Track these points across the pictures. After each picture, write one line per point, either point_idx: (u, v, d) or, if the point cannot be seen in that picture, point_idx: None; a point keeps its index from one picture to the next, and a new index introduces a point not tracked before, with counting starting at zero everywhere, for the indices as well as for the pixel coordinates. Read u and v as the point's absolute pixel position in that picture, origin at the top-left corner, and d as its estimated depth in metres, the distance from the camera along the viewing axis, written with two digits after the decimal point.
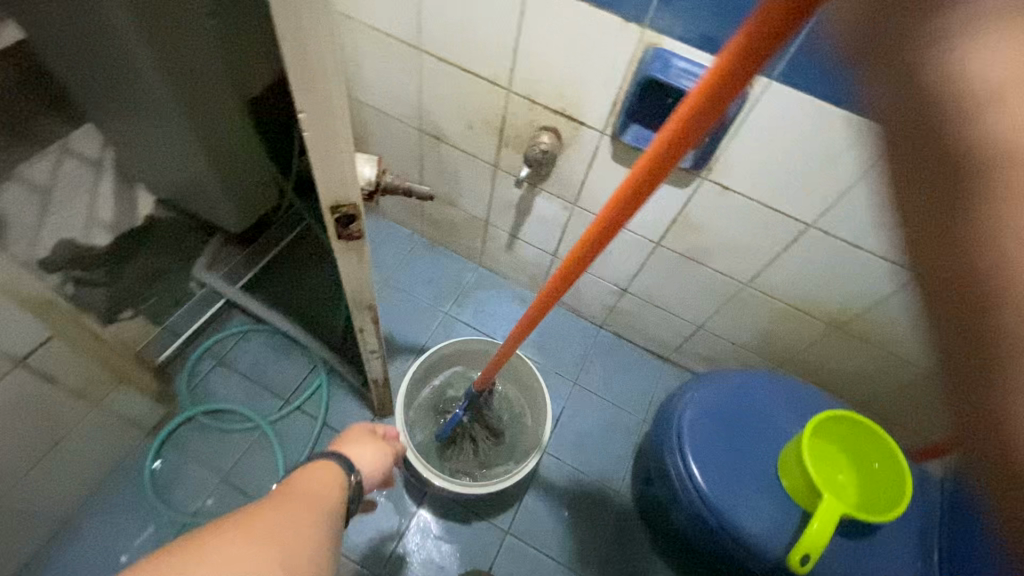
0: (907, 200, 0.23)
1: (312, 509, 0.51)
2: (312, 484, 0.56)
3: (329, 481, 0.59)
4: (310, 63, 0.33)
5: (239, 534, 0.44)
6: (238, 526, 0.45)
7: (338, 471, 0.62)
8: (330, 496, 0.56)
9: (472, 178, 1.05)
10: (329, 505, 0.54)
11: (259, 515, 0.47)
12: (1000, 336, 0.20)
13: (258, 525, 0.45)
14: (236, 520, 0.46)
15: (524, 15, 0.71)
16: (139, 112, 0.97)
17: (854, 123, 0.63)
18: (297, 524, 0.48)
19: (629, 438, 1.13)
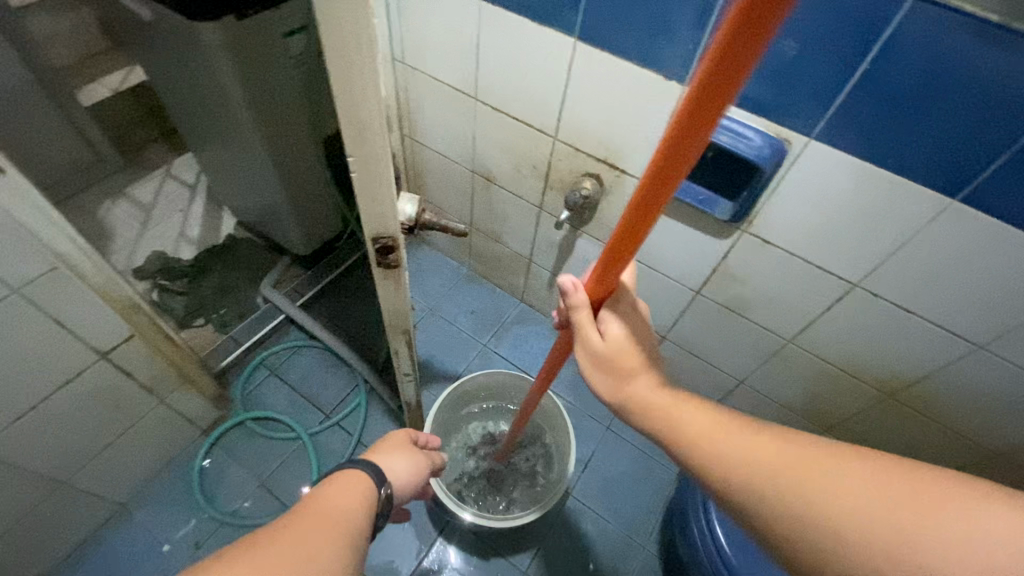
0: (715, 481, 0.45)
1: (332, 538, 0.46)
2: (335, 504, 0.51)
3: (357, 501, 0.54)
4: (360, 116, 0.39)
5: (242, 568, 0.40)
6: (245, 558, 0.41)
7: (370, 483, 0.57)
8: (356, 518, 0.51)
9: (518, 218, 1.09)
10: (353, 530, 0.49)
11: (273, 540, 0.44)
12: (790, 542, 0.40)
13: (264, 556, 0.42)
14: (246, 546, 0.43)
15: (570, 72, 0.77)
16: (231, 145, 1.10)
17: (901, 186, 0.61)
18: (307, 558, 0.43)
19: (660, 491, 1.09)
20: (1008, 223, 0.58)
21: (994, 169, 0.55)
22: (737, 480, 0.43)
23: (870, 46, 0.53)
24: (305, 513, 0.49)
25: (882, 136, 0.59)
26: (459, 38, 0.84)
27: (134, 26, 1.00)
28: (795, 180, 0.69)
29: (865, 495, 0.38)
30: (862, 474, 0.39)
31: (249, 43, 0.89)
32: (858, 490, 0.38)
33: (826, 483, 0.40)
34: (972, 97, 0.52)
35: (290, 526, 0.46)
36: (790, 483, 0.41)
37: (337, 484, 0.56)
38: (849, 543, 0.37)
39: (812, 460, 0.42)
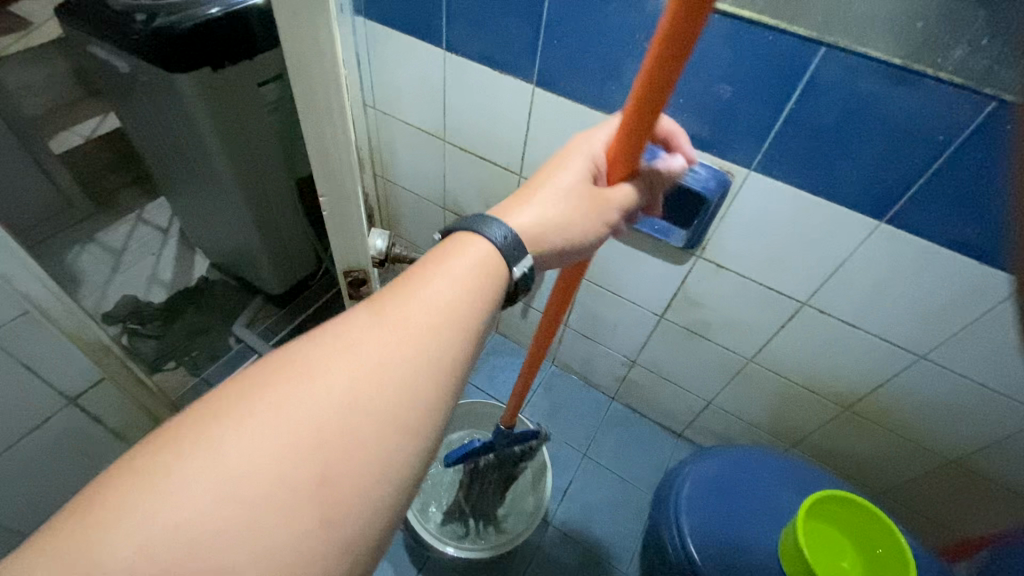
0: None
1: (395, 389, 0.36)
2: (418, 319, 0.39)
3: (444, 318, 0.40)
4: (331, 158, 0.42)
5: (271, 429, 0.32)
6: (277, 406, 0.33)
7: (491, 263, 0.44)
8: (437, 346, 0.39)
9: None
10: (430, 368, 0.38)
11: (319, 382, 0.35)
12: None
13: (303, 409, 0.33)
14: (280, 388, 0.34)
15: (530, 113, 0.82)
16: (204, 190, 1.13)
17: (833, 210, 0.67)
18: (359, 423, 0.34)
19: (639, 516, 1.10)
20: (930, 242, 0.64)
21: (910, 194, 0.61)
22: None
23: (793, 89, 0.60)
24: (372, 333, 0.38)
25: (813, 167, 0.65)
26: (427, 84, 0.90)
27: (111, 78, 1.04)
28: (741, 207, 0.74)
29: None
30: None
31: (224, 90, 0.93)
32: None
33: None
34: (882, 131, 0.58)
35: (342, 356, 0.36)
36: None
37: (430, 270, 0.42)
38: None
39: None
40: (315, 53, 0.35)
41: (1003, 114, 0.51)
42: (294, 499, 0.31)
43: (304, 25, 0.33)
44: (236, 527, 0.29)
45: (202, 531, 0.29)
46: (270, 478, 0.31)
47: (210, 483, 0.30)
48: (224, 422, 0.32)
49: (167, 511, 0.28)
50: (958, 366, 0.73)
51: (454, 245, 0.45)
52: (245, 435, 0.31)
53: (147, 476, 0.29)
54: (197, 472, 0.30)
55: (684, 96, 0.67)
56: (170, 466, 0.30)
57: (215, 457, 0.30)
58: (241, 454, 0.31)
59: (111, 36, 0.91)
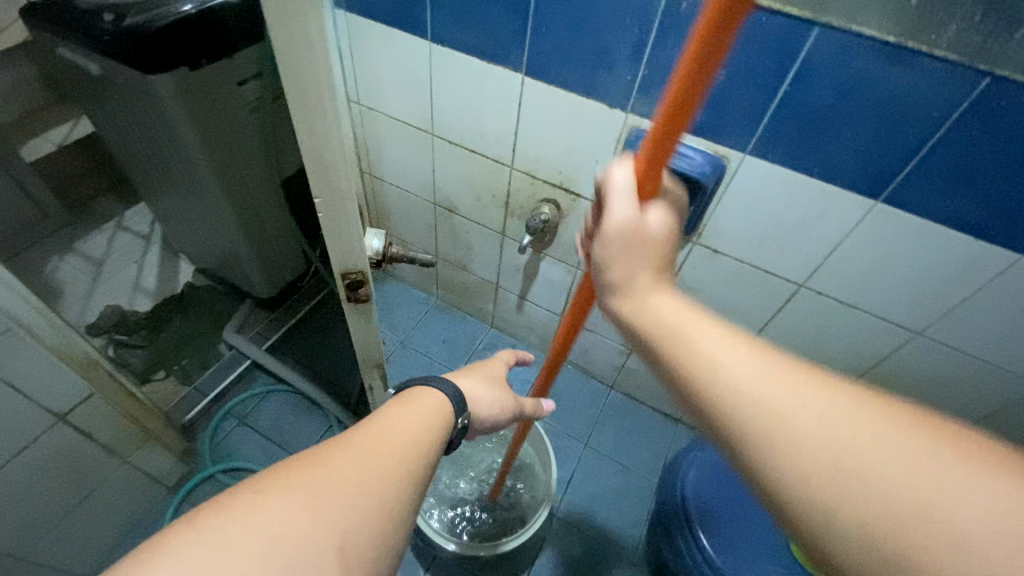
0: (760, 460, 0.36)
1: (398, 466, 0.40)
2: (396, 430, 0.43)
3: (424, 420, 0.46)
4: (324, 157, 0.41)
5: (297, 497, 0.34)
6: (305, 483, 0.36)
7: (444, 411, 0.49)
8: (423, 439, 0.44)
9: (482, 245, 1.12)
10: (422, 454, 0.43)
11: (324, 470, 0.37)
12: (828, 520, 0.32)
13: (322, 481, 0.36)
14: (298, 469, 0.36)
15: (520, 104, 0.81)
16: (186, 193, 1.10)
17: (828, 191, 0.67)
18: (372, 491, 0.37)
19: (642, 502, 1.11)
20: (924, 218, 0.64)
21: (905, 171, 0.61)
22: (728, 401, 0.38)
23: (787, 70, 0.59)
24: (367, 430, 0.42)
25: (808, 148, 0.65)
26: (413, 78, 0.88)
27: (80, 81, 1.00)
28: (735, 191, 0.74)
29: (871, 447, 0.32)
30: (896, 421, 0.34)
31: (204, 90, 0.90)
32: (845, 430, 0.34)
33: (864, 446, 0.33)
34: (875, 109, 0.58)
35: (349, 445, 0.40)
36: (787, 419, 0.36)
37: (403, 404, 0.47)
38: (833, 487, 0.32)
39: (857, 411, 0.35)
40: (305, 47, 0.34)
41: (997, 89, 0.52)
42: (321, 555, 0.32)
43: (291, 17, 0.32)
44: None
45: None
46: (299, 538, 0.32)
47: (246, 545, 0.31)
48: (252, 495, 0.34)
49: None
50: (953, 339, 0.74)
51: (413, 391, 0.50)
52: (273, 505, 0.33)
53: (185, 547, 0.30)
54: (234, 537, 0.31)
55: None
56: (207, 535, 0.31)
57: (250, 523, 0.32)
58: (274, 518, 0.33)
59: (77, 36, 0.87)
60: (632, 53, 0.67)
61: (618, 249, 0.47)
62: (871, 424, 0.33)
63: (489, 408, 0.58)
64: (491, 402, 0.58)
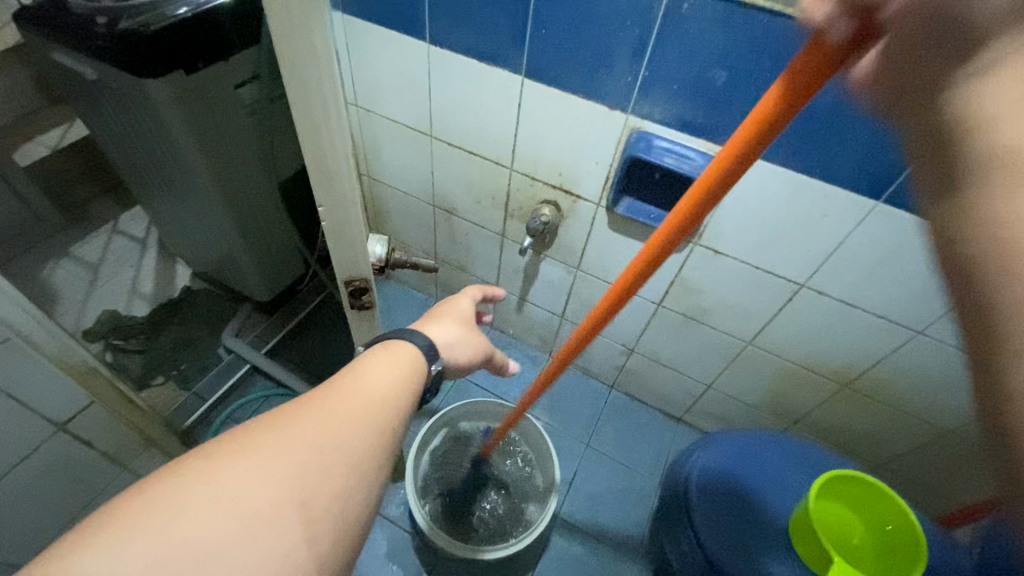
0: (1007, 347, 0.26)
1: (363, 429, 0.40)
2: (371, 384, 0.43)
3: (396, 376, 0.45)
4: (327, 163, 0.40)
5: (257, 463, 0.34)
6: (278, 443, 0.36)
7: (417, 364, 0.48)
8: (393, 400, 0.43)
9: (482, 247, 1.12)
10: (389, 416, 0.42)
11: (297, 428, 0.37)
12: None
13: (283, 446, 0.36)
14: (259, 432, 0.36)
15: (519, 106, 0.81)
16: (182, 197, 1.09)
17: (829, 192, 0.67)
18: (334, 456, 0.37)
19: (644, 502, 1.11)
20: (923, 218, 0.64)
21: (907, 172, 0.61)
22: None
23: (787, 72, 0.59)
24: (334, 389, 0.42)
25: (809, 149, 0.65)
26: (412, 80, 0.87)
27: (74, 84, 0.98)
28: (736, 193, 0.74)
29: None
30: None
31: (200, 93, 0.89)
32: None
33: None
34: (877, 110, 0.58)
35: (314, 407, 0.39)
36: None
37: (373, 356, 0.46)
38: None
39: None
40: (309, 53, 0.33)
41: None
42: (279, 521, 0.33)
43: (296, 25, 0.31)
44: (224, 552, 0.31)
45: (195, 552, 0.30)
46: (258, 505, 0.33)
47: (203, 511, 0.31)
48: (211, 460, 0.34)
49: (163, 539, 0.30)
50: (952, 338, 0.74)
51: (385, 341, 0.49)
52: (234, 469, 0.33)
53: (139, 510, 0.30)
54: (191, 501, 0.31)
55: (677, 83, 0.66)
56: (164, 500, 0.31)
57: (208, 489, 0.32)
58: (232, 484, 0.33)
59: (72, 41, 0.86)
60: (633, 54, 0.66)
61: (917, 23, 0.27)
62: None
63: (461, 353, 0.58)
64: (465, 349, 0.58)
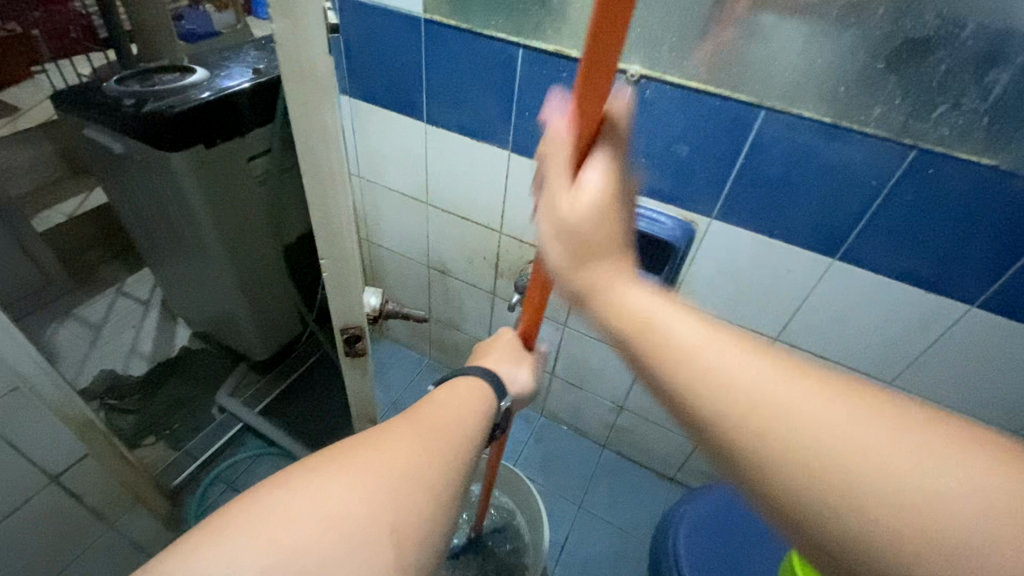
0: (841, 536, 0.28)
1: (443, 463, 0.42)
2: (447, 412, 0.47)
3: (471, 403, 0.49)
4: (331, 223, 0.46)
5: (351, 479, 0.38)
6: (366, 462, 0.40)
7: (485, 391, 0.52)
8: (467, 422, 0.47)
9: (474, 305, 1.17)
10: (465, 448, 0.45)
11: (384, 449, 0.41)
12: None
13: (373, 462, 0.40)
14: (349, 453, 0.40)
15: (507, 177, 0.89)
16: (190, 259, 1.15)
17: (790, 251, 0.73)
18: (420, 477, 0.40)
19: (638, 567, 1.08)
20: (877, 274, 0.70)
21: (854, 233, 0.68)
22: (722, 394, 0.33)
23: (740, 147, 0.68)
24: (414, 413, 0.46)
25: (768, 213, 0.71)
26: (410, 154, 0.96)
27: (100, 158, 1.08)
28: (707, 251, 0.80)
29: (876, 436, 0.29)
30: (970, 450, 0.28)
31: (217, 164, 0.98)
32: (854, 426, 0.29)
33: (875, 431, 0.29)
34: (822, 178, 0.66)
35: (397, 428, 0.43)
36: (763, 403, 0.32)
37: (446, 390, 0.50)
38: (884, 505, 0.27)
39: (851, 399, 0.31)
40: (320, 131, 0.40)
41: (924, 158, 0.59)
42: (374, 533, 0.36)
43: (311, 107, 0.38)
44: (330, 560, 0.35)
45: (308, 561, 0.34)
46: (356, 515, 0.37)
47: (309, 523, 0.35)
48: (312, 476, 0.38)
49: (277, 547, 0.34)
50: (920, 387, 0.78)
51: (455, 381, 0.52)
52: (331, 485, 0.38)
53: (254, 521, 0.35)
54: (301, 516, 0.36)
55: (645, 156, 0.75)
56: (274, 513, 0.35)
57: (310, 505, 0.36)
58: (331, 500, 0.37)
59: (101, 119, 0.96)
60: None
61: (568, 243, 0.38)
62: (873, 424, 0.29)
63: (519, 382, 0.57)
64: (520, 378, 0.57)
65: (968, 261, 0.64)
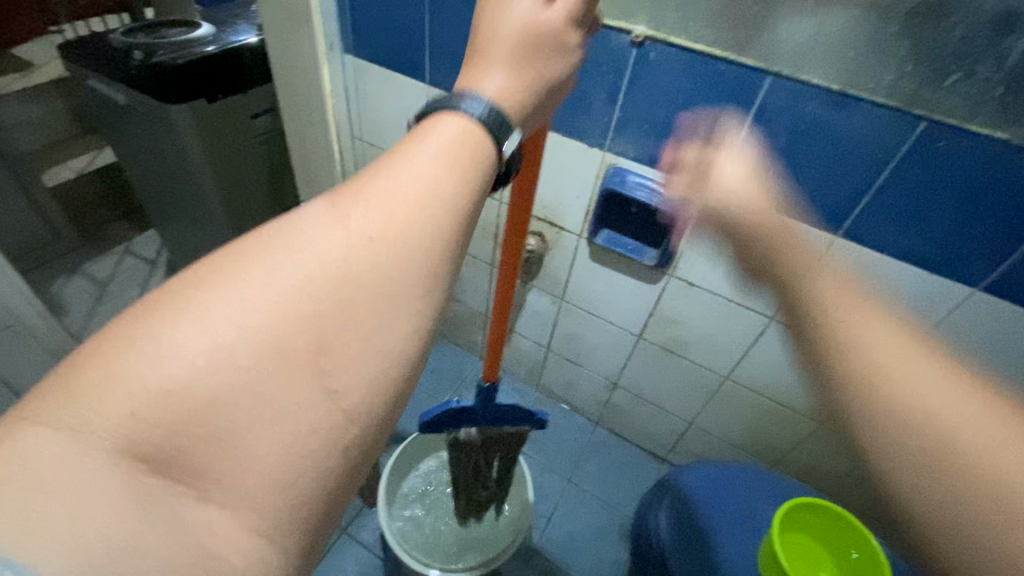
0: None
1: (391, 264, 0.30)
2: (408, 175, 0.32)
3: (467, 165, 0.34)
4: None
5: (251, 292, 0.28)
6: (269, 266, 0.29)
7: (477, 142, 0.35)
8: (447, 197, 0.33)
9: (473, 276, 1.16)
10: (437, 226, 0.32)
11: (301, 247, 0.29)
12: None
13: (294, 269, 0.29)
14: (265, 251, 0.29)
15: None
16: (190, 217, 1.16)
17: (789, 225, 0.72)
18: (358, 286, 0.30)
19: (622, 543, 1.08)
20: (879, 252, 0.68)
21: (857, 210, 0.66)
22: None
23: (746, 112, 0.65)
24: (363, 182, 0.32)
25: (771, 186, 0.70)
26: (412, 118, 0.95)
27: (104, 110, 1.08)
28: (705, 226, 0.79)
29: None
30: None
31: (221, 121, 0.98)
32: None
33: None
34: (825, 150, 0.64)
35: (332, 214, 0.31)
36: None
37: (416, 141, 0.34)
38: None
39: None
40: None
41: (934, 131, 0.57)
42: (287, 366, 0.27)
43: None
44: (225, 402, 0.26)
45: (192, 403, 0.25)
46: (261, 344, 0.27)
47: (184, 354, 0.26)
48: (207, 285, 0.28)
49: (132, 402, 0.25)
50: None
51: (436, 115, 0.35)
52: (213, 306, 0.27)
53: (125, 341, 0.26)
54: (178, 343, 0.26)
55: (649, 123, 0.73)
56: (149, 337, 0.26)
57: (191, 323, 0.26)
58: (219, 317, 0.27)
59: (105, 69, 0.96)
60: (609, 96, 0.73)
61: None
62: None
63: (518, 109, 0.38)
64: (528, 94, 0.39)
65: (975, 243, 0.62)
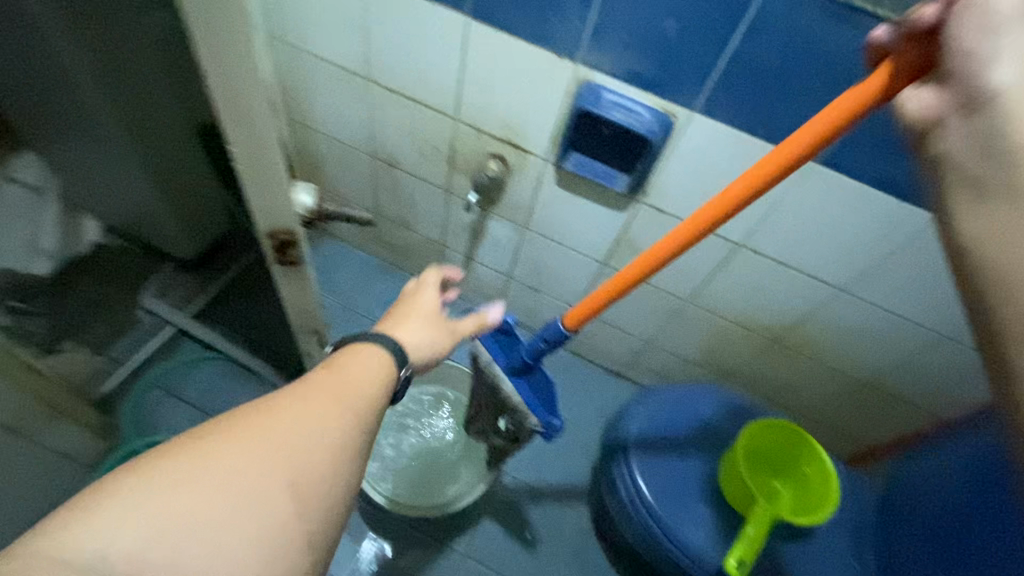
0: None
1: (339, 436, 0.44)
2: (353, 378, 0.49)
3: (381, 372, 0.52)
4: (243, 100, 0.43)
5: (245, 449, 0.40)
6: (261, 431, 0.41)
7: (387, 361, 0.54)
8: (370, 403, 0.49)
9: (427, 202, 1.07)
10: (364, 414, 0.47)
11: (282, 418, 0.42)
12: None
13: (278, 436, 0.41)
14: (254, 419, 0.42)
15: (465, 50, 0.75)
16: (84, 130, 0.94)
17: (770, 151, 0.68)
18: (320, 449, 0.42)
19: (585, 455, 1.16)
20: (855, 179, 0.67)
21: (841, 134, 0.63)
22: None
23: (739, 23, 0.58)
24: (318, 383, 0.47)
25: (755, 108, 0.65)
26: (345, 16, 0.79)
27: None
28: (681, 150, 0.74)
29: None
30: None
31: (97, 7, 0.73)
32: None
33: None
34: (820, 69, 0.58)
35: (301, 399, 0.45)
36: None
37: (351, 358, 0.52)
38: None
39: None
40: None
41: None
42: (264, 507, 0.38)
43: None
44: (208, 531, 0.35)
45: (184, 530, 0.35)
46: (247, 491, 0.38)
47: (189, 494, 0.36)
48: (209, 449, 0.39)
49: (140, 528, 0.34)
50: (873, 294, 0.79)
51: (363, 346, 0.55)
52: (219, 458, 0.38)
53: (148, 481, 0.36)
54: (186, 485, 0.36)
55: (627, 32, 0.64)
56: (165, 478, 0.36)
57: (199, 468, 0.37)
58: (223, 464, 0.38)
59: None
60: None
61: None
62: None
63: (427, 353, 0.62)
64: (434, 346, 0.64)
65: None
